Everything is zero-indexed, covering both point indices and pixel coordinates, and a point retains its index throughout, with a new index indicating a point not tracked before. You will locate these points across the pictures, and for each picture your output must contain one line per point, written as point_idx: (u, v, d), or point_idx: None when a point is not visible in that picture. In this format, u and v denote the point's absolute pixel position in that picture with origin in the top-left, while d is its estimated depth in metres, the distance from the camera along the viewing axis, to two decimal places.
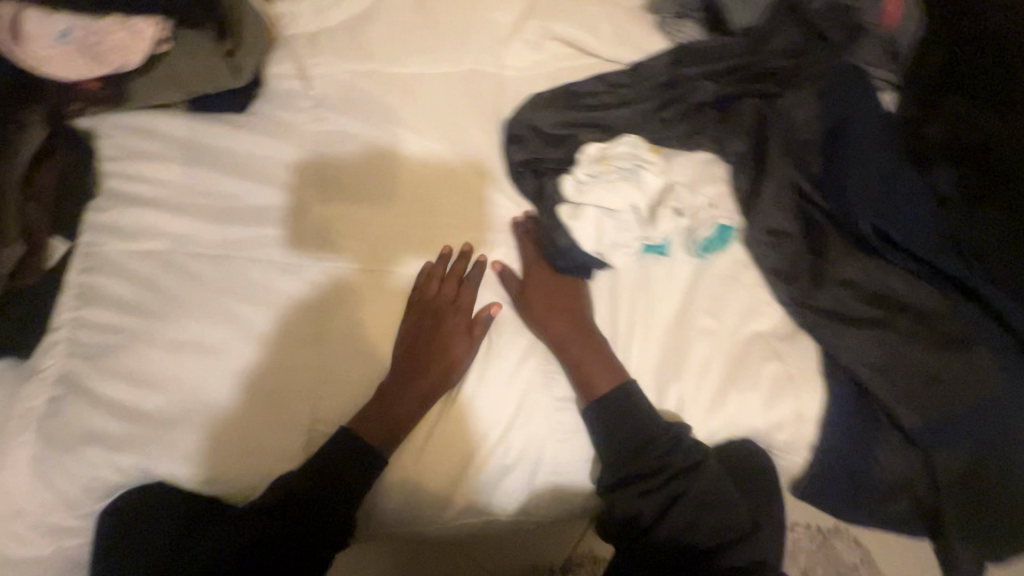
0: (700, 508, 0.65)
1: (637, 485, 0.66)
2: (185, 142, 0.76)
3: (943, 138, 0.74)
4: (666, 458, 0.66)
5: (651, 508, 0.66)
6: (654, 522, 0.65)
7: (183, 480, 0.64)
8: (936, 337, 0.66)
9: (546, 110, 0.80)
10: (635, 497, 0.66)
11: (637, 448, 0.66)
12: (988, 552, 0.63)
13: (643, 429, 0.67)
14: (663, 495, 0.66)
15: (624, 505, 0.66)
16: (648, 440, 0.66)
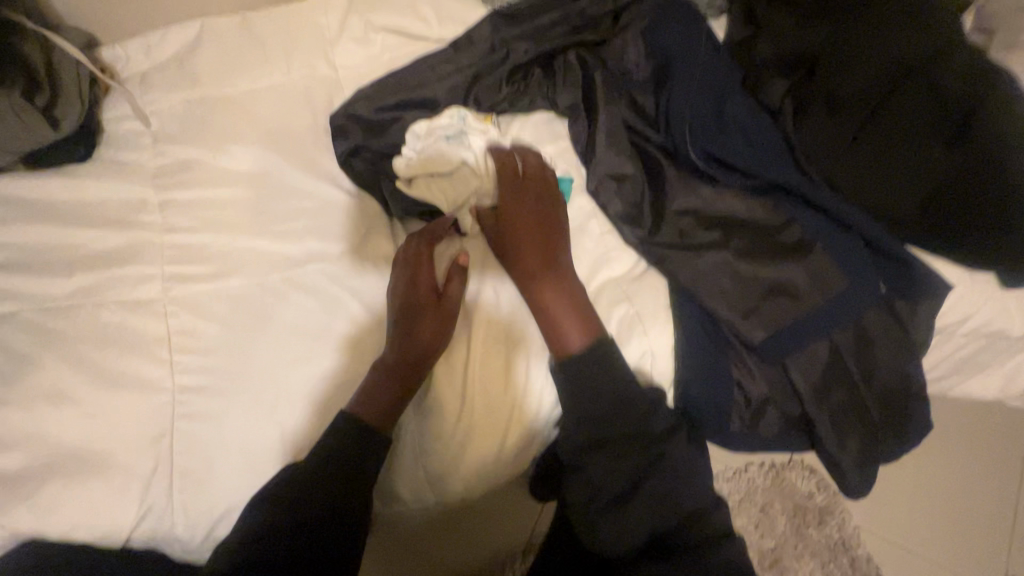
0: (665, 483, 0.60)
1: (608, 455, 0.60)
2: (28, 203, 0.78)
3: (771, 53, 0.76)
4: (643, 425, 0.61)
5: (619, 481, 0.60)
6: (621, 495, 0.60)
7: (51, 533, 0.63)
8: (770, 249, 0.65)
9: (365, 97, 0.75)
10: (607, 468, 0.60)
11: (616, 413, 0.60)
12: (860, 440, 0.65)
13: (623, 400, 0.61)
14: (635, 465, 0.60)
15: (592, 474, 0.60)
16: (626, 410, 0.60)
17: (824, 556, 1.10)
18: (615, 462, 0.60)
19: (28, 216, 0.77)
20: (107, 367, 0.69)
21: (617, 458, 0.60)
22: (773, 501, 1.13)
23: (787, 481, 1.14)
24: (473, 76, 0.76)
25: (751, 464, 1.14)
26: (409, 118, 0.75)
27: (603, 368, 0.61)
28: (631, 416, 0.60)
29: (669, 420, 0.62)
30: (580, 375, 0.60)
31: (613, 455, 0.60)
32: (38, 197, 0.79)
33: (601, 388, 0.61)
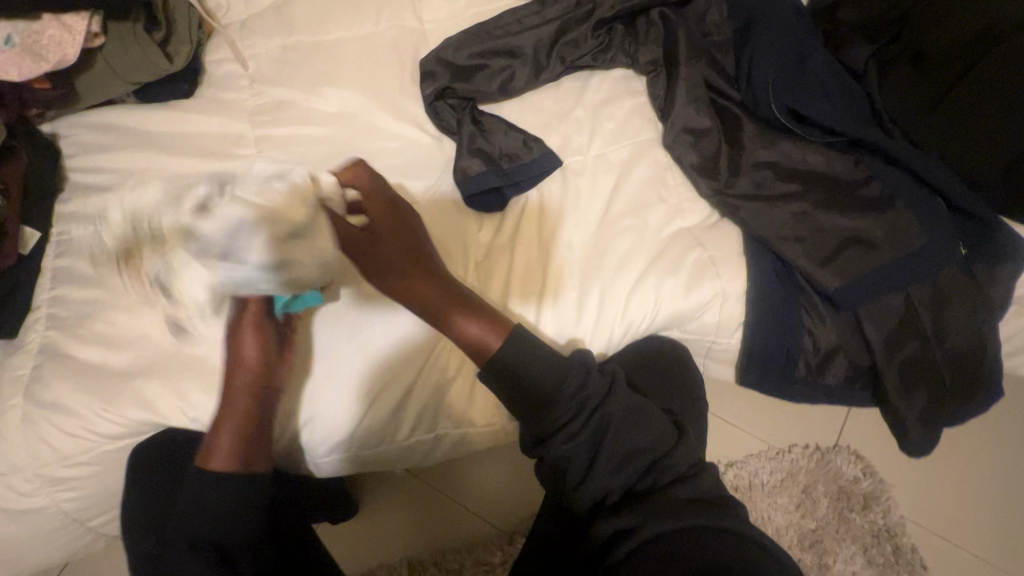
0: (622, 444, 0.58)
1: (559, 437, 0.58)
2: (138, 134, 0.84)
3: (855, 16, 0.77)
4: (579, 396, 0.59)
5: (579, 455, 0.58)
6: (584, 473, 0.58)
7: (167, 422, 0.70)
8: (851, 201, 0.66)
9: (453, 43, 0.79)
10: (564, 449, 0.58)
11: (549, 393, 0.59)
12: (931, 395, 0.65)
13: (534, 377, 0.59)
14: (589, 437, 0.58)
15: (551, 460, 0.59)
16: (557, 384, 0.59)
17: (867, 541, 1.05)
18: (569, 441, 0.58)
19: (135, 143, 0.83)
20: None
21: (572, 435, 0.58)
22: (816, 482, 1.09)
23: (833, 464, 1.10)
24: (560, 29, 0.79)
25: (794, 445, 1.12)
26: (496, 66, 0.79)
27: (522, 362, 0.59)
28: (563, 387, 0.58)
29: (602, 380, 0.61)
30: (511, 364, 0.59)
31: (564, 435, 0.58)
32: (143, 127, 0.84)
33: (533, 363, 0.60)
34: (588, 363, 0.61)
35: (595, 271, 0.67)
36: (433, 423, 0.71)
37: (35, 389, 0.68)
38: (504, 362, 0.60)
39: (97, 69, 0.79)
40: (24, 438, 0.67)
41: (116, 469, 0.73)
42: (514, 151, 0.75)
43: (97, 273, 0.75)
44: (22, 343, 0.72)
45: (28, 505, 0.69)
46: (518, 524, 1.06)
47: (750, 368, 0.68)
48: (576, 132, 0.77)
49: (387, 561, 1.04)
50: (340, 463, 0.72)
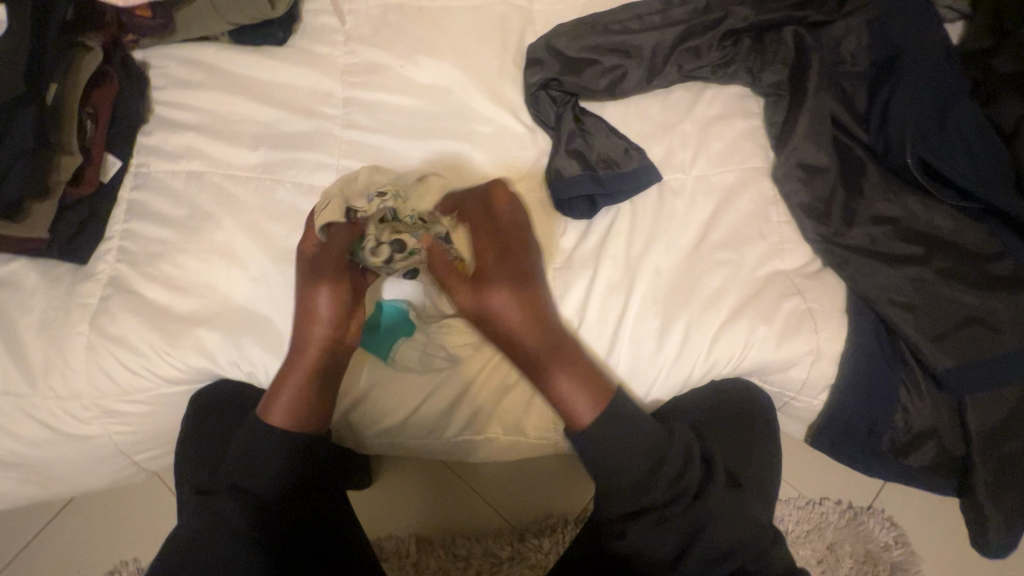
0: (716, 535, 0.57)
1: (644, 523, 0.57)
2: (223, 71, 0.78)
3: (1014, 70, 0.70)
4: (679, 484, 0.58)
5: (665, 544, 0.56)
6: (670, 556, 0.56)
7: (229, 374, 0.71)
8: (976, 277, 0.64)
9: (568, 35, 0.76)
10: (648, 532, 0.57)
11: (649, 478, 0.57)
12: (1008, 484, 0.65)
13: (650, 443, 0.58)
14: (681, 526, 0.57)
15: (634, 542, 0.57)
16: (656, 469, 0.57)
17: None
18: (659, 528, 0.56)
19: (223, 85, 0.77)
20: (277, 241, 0.71)
21: (665, 520, 0.57)
22: (842, 542, 0.92)
23: (863, 528, 0.92)
24: (683, 34, 0.74)
25: (826, 498, 0.94)
26: (607, 64, 0.75)
27: (630, 425, 0.58)
28: (663, 473, 0.57)
29: (699, 465, 0.59)
30: (610, 437, 0.58)
31: (654, 521, 0.57)
32: (234, 69, 0.79)
33: (630, 437, 0.58)
34: (689, 448, 0.60)
35: (683, 304, 0.66)
36: (482, 427, 0.71)
37: (103, 322, 0.68)
38: (612, 433, 0.58)
39: (199, 4, 0.74)
40: (86, 367, 0.67)
41: (167, 411, 0.73)
42: (613, 157, 0.72)
43: (170, 214, 0.72)
44: (91, 272, 0.71)
45: (84, 432, 0.70)
46: (531, 524, 0.96)
47: (830, 430, 0.68)
48: (681, 147, 0.73)
49: (391, 535, 0.95)
50: (392, 447, 0.74)
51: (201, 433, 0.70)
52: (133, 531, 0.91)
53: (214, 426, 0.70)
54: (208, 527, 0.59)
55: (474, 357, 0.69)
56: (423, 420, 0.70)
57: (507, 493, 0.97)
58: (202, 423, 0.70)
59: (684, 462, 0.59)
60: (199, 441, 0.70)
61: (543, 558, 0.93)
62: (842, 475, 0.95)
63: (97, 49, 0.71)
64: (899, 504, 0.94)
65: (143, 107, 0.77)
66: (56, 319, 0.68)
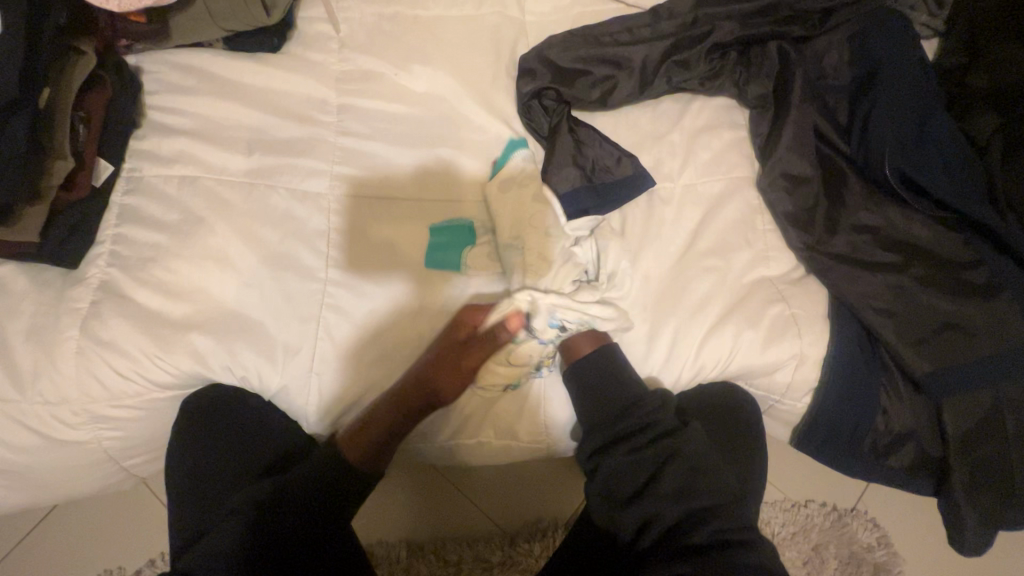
0: (683, 473, 0.58)
1: (614, 453, 0.61)
2: (217, 77, 0.79)
3: (986, 86, 0.74)
4: (649, 422, 0.62)
5: (637, 474, 0.60)
6: (639, 488, 0.59)
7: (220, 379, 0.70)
8: (953, 284, 0.67)
9: (560, 47, 0.78)
10: (616, 465, 0.61)
11: (619, 412, 0.63)
12: (985, 482, 0.67)
13: (631, 393, 0.64)
14: (651, 456, 0.60)
15: (605, 470, 0.61)
16: (630, 404, 0.63)
17: None
18: (630, 455, 0.61)
19: (217, 92, 0.78)
20: (271, 246, 0.72)
21: (635, 449, 0.61)
22: (827, 543, 0.94)
23: (847, 529, 0.94)
24: (672, 47, 0.76)
25: (811, 500, 0.96)
26: (598, 75, 0.77)
27: (614, 368, 0.66)
28: (636, 406, 0.63)
29: (674, 417, 0.64)
30: (582, 372, 0.66)
31: (623, 452, 0.61)
32: (228, 75, 0.79)
33: (610, 382, 0.65)
34: (667, 399, 0.65)
35: (671, 309, 0.68)
36: (473, 434, 0.72)
37: (94, 328, 0.67)
38: (590, 374, 0.65)
39: (192, 10, 0.75)
40: (77, 373, 0.67)
41: (159, 416, 0.72)
42: (606, 165, 0.73)
43: (163, 219, 0.72)
44: (82, 277, 0.70)
45: (73, 438, 0.69)
46: (522, 528, 0.96)
47: (811, 433, 0.70)
48: (669, 157, 0.75)
49: (381, 542, 0.95)
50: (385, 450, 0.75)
51: (206, 443, 0.70)
52: (120, 539, 0.90)
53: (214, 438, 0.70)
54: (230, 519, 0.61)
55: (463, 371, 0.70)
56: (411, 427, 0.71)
57: (498, 498, 0.97)
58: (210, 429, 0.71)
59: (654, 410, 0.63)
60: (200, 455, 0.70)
61: (533, 562, 0.93)
62: (826, 477, 0.97)
63: (89, 54, 0.70)
64: (882, 505, 0.96)
65: (137, 112, 0.77)
66: (45, 324, 0.68)
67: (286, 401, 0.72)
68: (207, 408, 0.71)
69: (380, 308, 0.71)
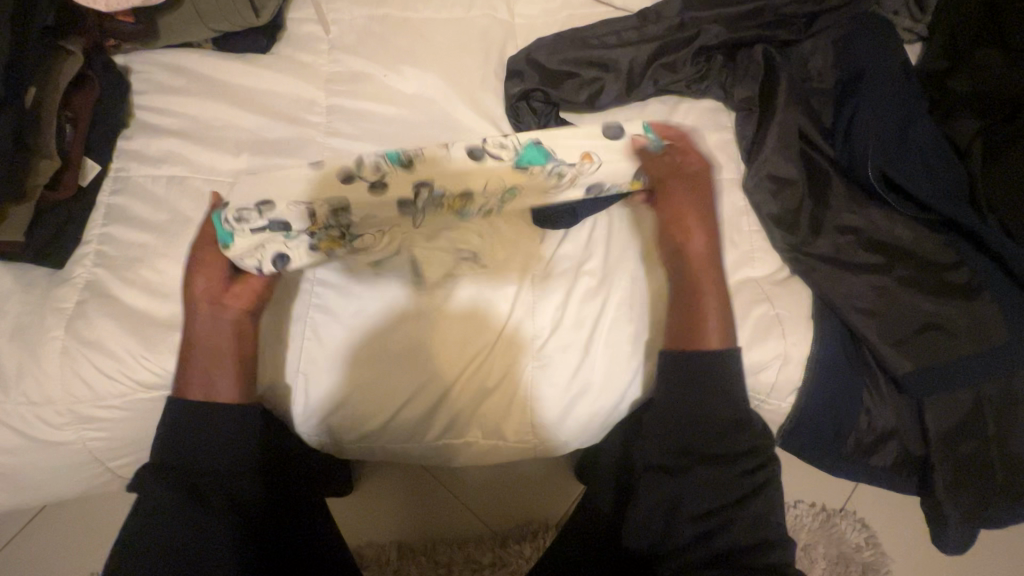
0: (761, 505, 0.58)
1: (700, 472, 0.60)
2: (206, 77, 0.79)
3: (966, 90, 0.75)
4: (751, 450, 0.60)
5: (718, 494, 0.59)
6: (711, 513, 0.58)
7: None
8: (935, 285, 0.67)
9: (548, 49, 0.78)
10: (699, 481, 0.59)
11: (723, 432, 0.60)
12: (967, 482, 0.68)
13: (743, 411, 0.61)
14: (744, 484, 0.59)
15: (693, 478, 0.59)
16: (742, 424, 0.61)
17: None
18: (728, 475, 0.59)
19: (205, 92, 0.78)
20: None
21: (735, 471, 0.59)
22: (816, 543, 0.94)
23: (836, 529, 0.95)
24: (659, 50, 0.77)
25: (800, 501, 0.96)
26: (586, 77, 0.78)
27: (721, 386, 0.61)
28: (748, 427, 0.61)
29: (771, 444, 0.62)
30: (714, 381, 0.61)
31: (719, 472, 0.59)
32: (217, 76, 0.79)
33: (720, 400, 0.61)
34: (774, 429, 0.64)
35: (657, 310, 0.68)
36: (462, 430, 0.72)
37: (79, 327, 0.67)
38: (711, 379, 0.61)
39: (181, 11, 0.75)
40: (62, 372, 0.66)
41: (144, 417, 0.72)
42: None
43: (151, 219, 0.72)
44: (68, 276, 0.70)
45: (57, 439, 0.69)
46: (512, 529, 0.96)
47: (797, 432, 0.71)
48: None
49: (371, 543, 0.95)
50: (373, 450, 0.75)
51: (215, 424, 0.60)
52: (106, 541, 0.89)
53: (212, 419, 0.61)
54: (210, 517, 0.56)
55: (454, 368, 0.69)
56: (398, 425, 0.71)
57: (488, 498, 0.97)
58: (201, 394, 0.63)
59: (756, 438, 0.61)
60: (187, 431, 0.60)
61: (523, 563, 0.94)
62: (814, 478, 0.97)
63: (77, 53, 0.71)
64: (871, 506, 0.96)
65: (125, 112, 0.77)
66: (31, 324, 0.68)
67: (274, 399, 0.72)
68: None
69: (369, 307, 0.70)
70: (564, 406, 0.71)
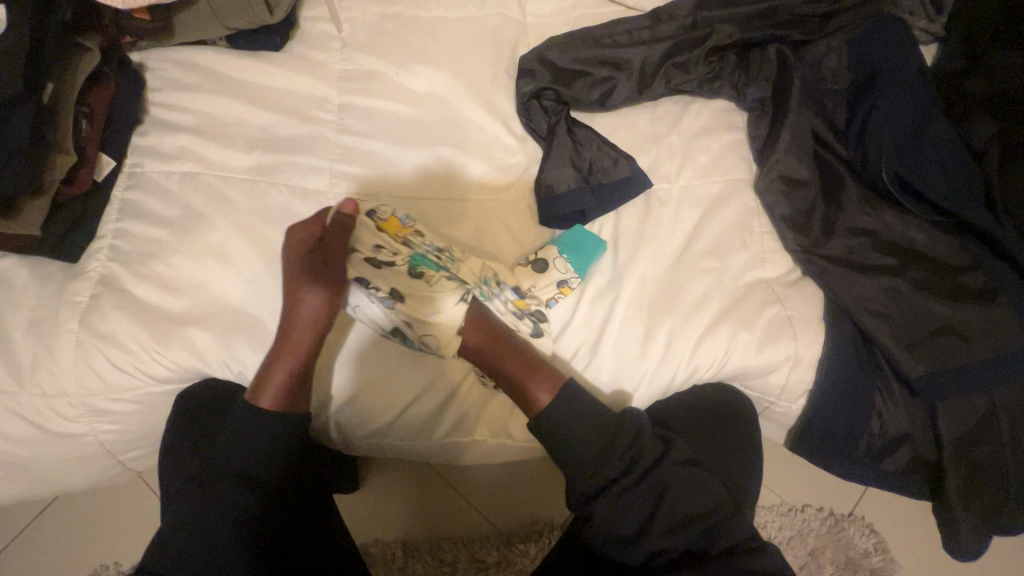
0: (680, 501, 0.60)
1: (608, 499, 0.60)
2: (220, 74, 0.79)
3: (982, 92, 0.74)
4: (632, 452, 0.62)
5: (634, 512, 0.60)
6: (636, 532, 0.59)
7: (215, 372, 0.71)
8: (948, 288, 0.67)
9: (562, 47, 0.78)
10: (613, 507, 0.60)
11: (601, 453, 0.61)
12: (979, 487, 0.68)
13: (603, 420, 0.62)
14: (643, 492, 0.60)
15: (601, 515, 0.60)
16: (609, 434, 0.62)
17: None
18: (621, 496, 0.60)
19: (219, 89, 0.78)
20: (269, 242, 0.72)
21: (624, 490, 0.60)
22: (823, 548, 0.93)
23: (844, 535, 0.94)
24: (670, 50, 0.77)
25: (808, 505, 0.95)
26: (597, 77, 0.78)
27: (575, 401, 0.63)
28: (619, 437, 0.62)
29: (654, 441, 0.63)
30: (565, 414, 0.62)
31: (615, 493, 0.60)
32: (230, 73, 0.80)
33: (574, 417, 0.62)
34: (644, 424, 0.64)
35: (666, 310, 0.68)
36: (469, 431, 0.72)
37: (92, 320, 0.68)
38: (559, 412, 0.62)
39: (197, 9, 0.75)
40: (75, 365, 0.67)
41: (155, 410, 0.73)
42: (603, 166, 0.74)
43: (164, 215, 0.73)
44: (82, 270, 0.71)
45: (70, 431, 0.69)
46: (518, 528, 0.96)
47: (805, 435, 0.70)
48: (667, 158, 0.75)
49: (377, 540, 0.95)
50: (379, 448, 0.75)
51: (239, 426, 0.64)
52: (116, 534, 0.90)
53: (225, 461, 0.63)
54: (223, 547, 0.59)
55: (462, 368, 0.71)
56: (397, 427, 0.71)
57: (494, 496, 0.97)
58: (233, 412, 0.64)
59: (637, 437, 0.63)
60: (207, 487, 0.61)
61: (528, 562, 0.93)
62: (822, 482, 0.96)
63: (95, 50, 0.71)
64: (881, 512, 0.95)
65: (139, 109, 0.78)
66: (46, 317, 0.68)
67: None
68: (198, 418, 0.71)
69: None
70: None
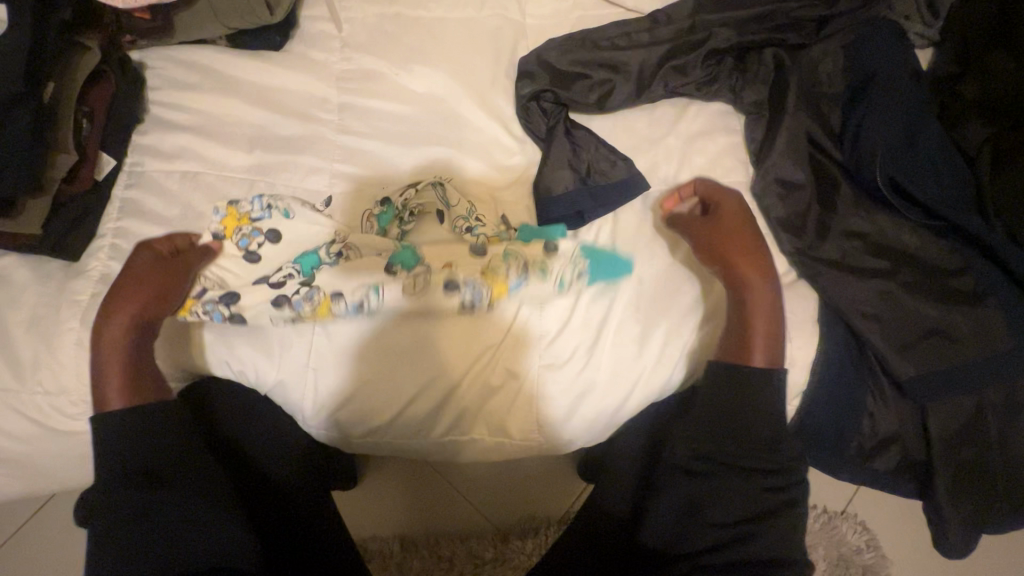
0: (781, 519, 0.57)
1: (724, 478, 0.59)
2: (221, 73, 0.80)
3: (976, 97, 0.75)
4: (785, 466, 0.59)
5: (738, 504, 0.58)
6: (728, 520, 0.58)
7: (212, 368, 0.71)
8: (941, 292, 0.68)
9: (562, 49, 0.79)
10: (721, 487, 0.59)
11: (763, 444, 0.59)
12: (968, 487, 0.69)
13: (763, 423, 0.60)
14: (758, 495, 0.58)
15: (709, 484, 0.59)
16: (777, 439, 0.60)
17: None
18: (740, 482, 0.58)
19: (219, 88, 0.79)
20: None
21: (739, 478, 0.58)
22: (816, 545, 0.95)
23: (837, 532, 0.95)
24: (669, 52, 0.78)
25: None
26: (596, 79, 0.78)
27: (758, 399, 0.60)
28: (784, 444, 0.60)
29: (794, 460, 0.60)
30: (751, 406, 0.60)
31: (736, 476, 0.59)
32: (231, 72, 0.80)
33: (750, 417, 0.60)
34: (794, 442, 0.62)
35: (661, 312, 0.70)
36: (468, 428, 0.73)
37: (93, 319, 0.68)
38: (748, 387, 0.60)
39: (197, 9, 0.76)
40: (76, 363, 0.68)
41: None
42: (600, 169, 0.75)
43: (165, 214, 0.73)
44: (82, 269, 0.71)
45: (70, 428, 0.70)
46: (515, 525, 0.97)
47: (799, 435, 0.71)
48: (665, 161, 0.76)
49: (375, 536, 0.96)
50: (379, 445, 0.75)
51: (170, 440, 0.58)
52: None
53: (180, 481, 0.57)
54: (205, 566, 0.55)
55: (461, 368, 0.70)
56: (398, 424, 0.71)
57: (491, 492, 0.98)
58: (138, 430, 0.57)
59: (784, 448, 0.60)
60: (138, 518, 0.55)
61: (524, 558, 0.94)
62: (816, 480, 0.98)
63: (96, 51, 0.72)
64: (873, 510, 0.97)
65: (139, 108, 0.78)
66: (46, 315, 0.69)
67: (281, 397, 0.72)
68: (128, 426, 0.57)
69: None
70: (570, 404, 0.71)
